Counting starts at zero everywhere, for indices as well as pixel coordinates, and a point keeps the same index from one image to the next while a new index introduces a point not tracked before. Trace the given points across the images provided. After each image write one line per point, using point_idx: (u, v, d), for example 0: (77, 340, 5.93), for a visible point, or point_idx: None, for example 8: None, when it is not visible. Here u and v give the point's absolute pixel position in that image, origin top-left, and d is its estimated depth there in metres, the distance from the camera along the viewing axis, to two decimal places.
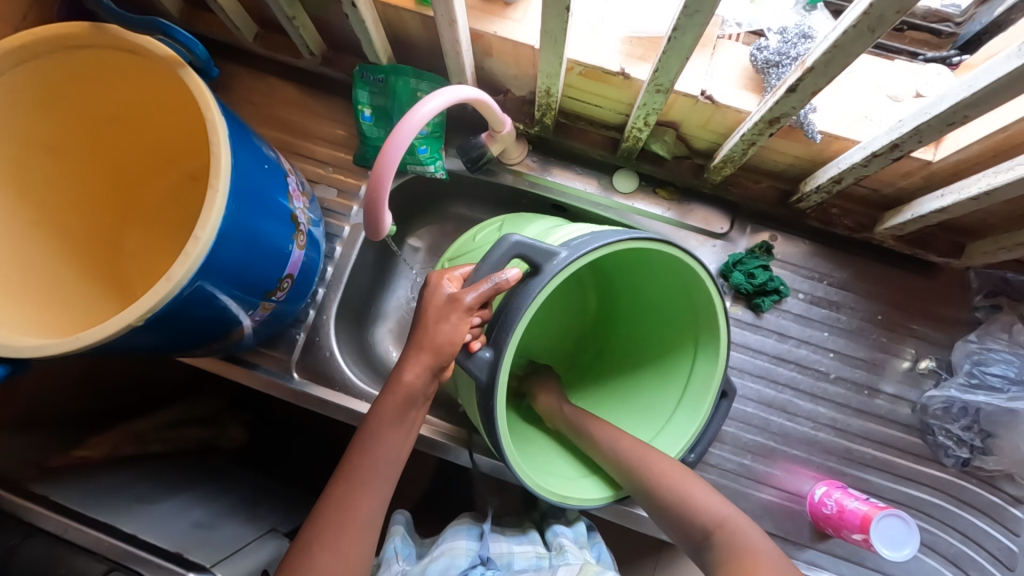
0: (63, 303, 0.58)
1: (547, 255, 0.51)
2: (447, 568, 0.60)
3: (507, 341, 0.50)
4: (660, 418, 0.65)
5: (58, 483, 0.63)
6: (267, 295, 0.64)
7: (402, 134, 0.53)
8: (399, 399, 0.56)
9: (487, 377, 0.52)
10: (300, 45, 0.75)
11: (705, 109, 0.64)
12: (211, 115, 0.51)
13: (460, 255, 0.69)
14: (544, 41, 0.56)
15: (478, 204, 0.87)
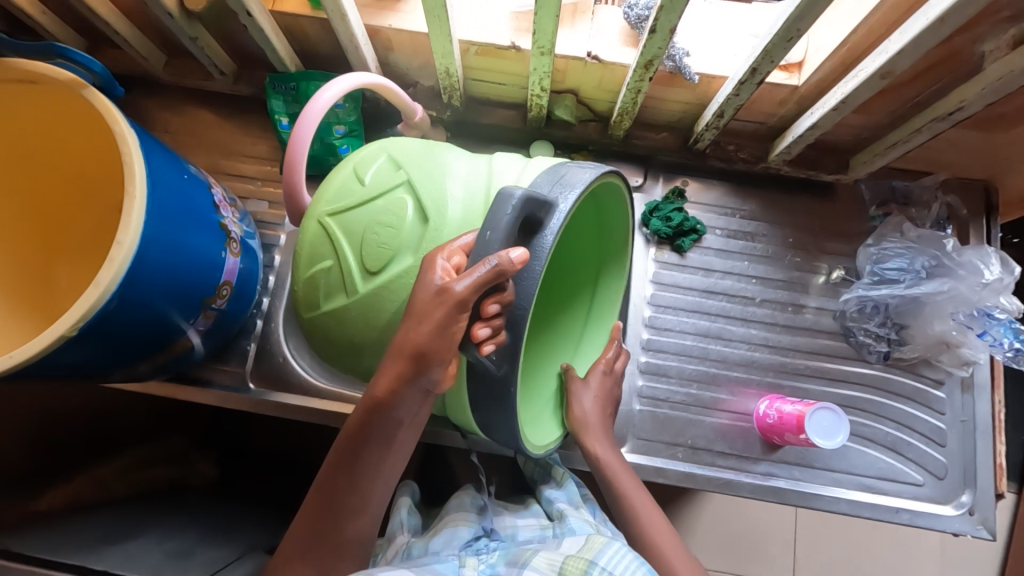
0: None
1: (547, 209, 0.47)
2: (450, 540, 0.61)
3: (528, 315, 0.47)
4: (570, 337, 0.74)
5: (17, 536, 0.63)
6: (205, 303, 0.66)
7: (308, 122, 0.56)
8: (375, 414, 0.54)
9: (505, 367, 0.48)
10: (209, 65, 0.77)
11: (595, 69, 0.70)
12: (119, 127, 0.53)
13: (347, 205, 0.56)
14: (430, 21, 0.59)
15: None
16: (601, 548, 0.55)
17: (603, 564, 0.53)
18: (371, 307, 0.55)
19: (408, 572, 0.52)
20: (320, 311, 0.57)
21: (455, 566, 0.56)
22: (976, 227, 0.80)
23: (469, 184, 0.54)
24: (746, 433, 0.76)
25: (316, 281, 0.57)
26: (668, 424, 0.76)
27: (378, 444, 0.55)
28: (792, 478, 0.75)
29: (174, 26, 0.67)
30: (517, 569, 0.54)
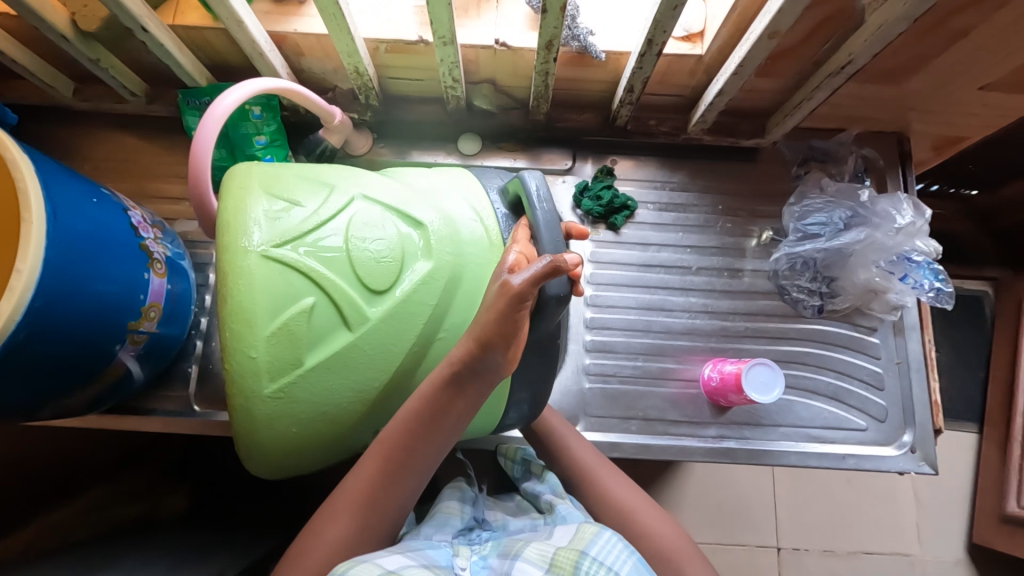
0: None
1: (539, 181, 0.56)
2: (442, 526, 0.59)
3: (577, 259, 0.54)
4: None
5: None
6: (131, 327, 0.65)
7: (208, 128, 0.56)
8: (446, 385, 0.50)
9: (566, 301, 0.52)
10: (118, 88, 0.75)
11: (505, 56, 0.70)
12: (10, 154, 0.52)
13: (300, 227, 0.50)
14: (328, 21, 0.59)
15: None
16: (592, 539, 0.54)
17: (594, 554, 0.52)
18: (386, 328, 0.51)
19: (405, 557, 0.51)
20: (307, 367, 0.49)
21: (449, 554, 0.54)
22: (893, 177, 0.83)
23: (405, 193, 0.56)
24: (695, 397, 0.77)
25: (291, 331, 0.48)
26: (619, 398, 0.77)
27: (435, 429, 0.52)
28: (742, 437, 0.76)
29: (71, 49, 0.65)
30: (508, 561, 0.52)
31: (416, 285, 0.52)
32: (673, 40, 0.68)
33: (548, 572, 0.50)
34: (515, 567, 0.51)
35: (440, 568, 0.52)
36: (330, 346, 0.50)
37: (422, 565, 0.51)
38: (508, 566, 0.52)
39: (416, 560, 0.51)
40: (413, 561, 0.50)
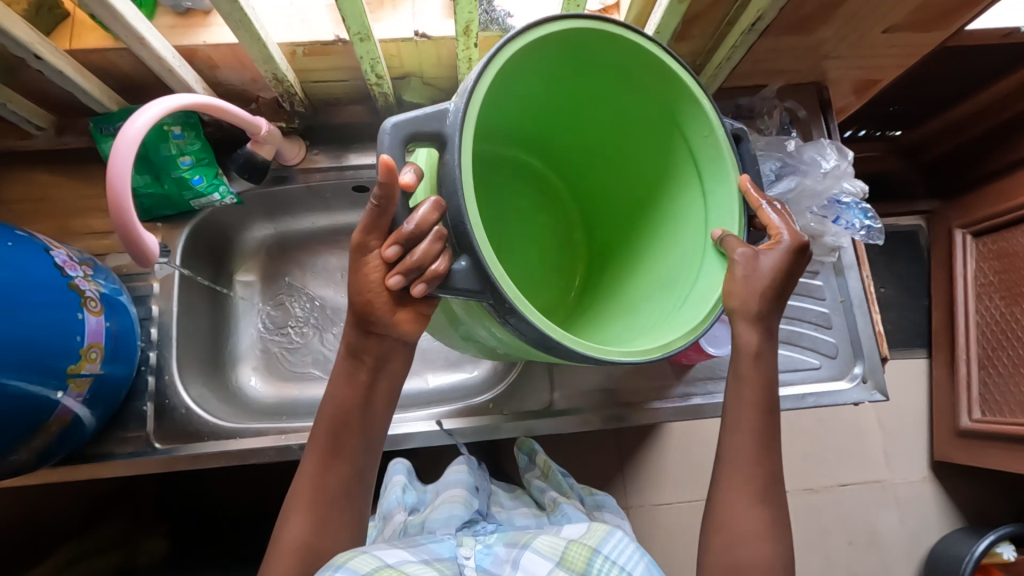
0: None
1: (439, 119, 0.44)
2: (449, 517, 0.64)
3: (473, 239, 0.44)
4: (693, 255, 0.61)
5: None
6: (71, 371, 0.62)
7: (121, 154, 0.54)
8: (344, 372, 0.57)
9: (480, 279, 0.45)
10: (21, 121, 0.71)
11: (427, 47, 0.70)
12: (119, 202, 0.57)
13: None
14: (238, 30, 0.57)
15: (303, 210, 0.92)
16: (604, 536, 0.57)
17: (607, 552, 0.55)
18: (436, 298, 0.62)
19: (404, 553, 0.55)
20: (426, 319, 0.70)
21: (452, 546, 0.58)
22: (817, 126, 0.87)
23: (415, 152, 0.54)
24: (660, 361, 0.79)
25: None
26: (586, 372, 0.78)
27: (356, 410, 0.57)
28: (708, 393, 0.78)
29: None
30: (516, 551, 0.56)
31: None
32: (591, 14, 0.69)
33: (558, 565, 0.54)
34: (526, 558, 0.55)
35: (442, 561, 0.56)
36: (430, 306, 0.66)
37: (422, 560, 0.55)
38: (516, 555, 0.56)
39: (417, 556, 0.55)
40: (412, 557, 0.55)
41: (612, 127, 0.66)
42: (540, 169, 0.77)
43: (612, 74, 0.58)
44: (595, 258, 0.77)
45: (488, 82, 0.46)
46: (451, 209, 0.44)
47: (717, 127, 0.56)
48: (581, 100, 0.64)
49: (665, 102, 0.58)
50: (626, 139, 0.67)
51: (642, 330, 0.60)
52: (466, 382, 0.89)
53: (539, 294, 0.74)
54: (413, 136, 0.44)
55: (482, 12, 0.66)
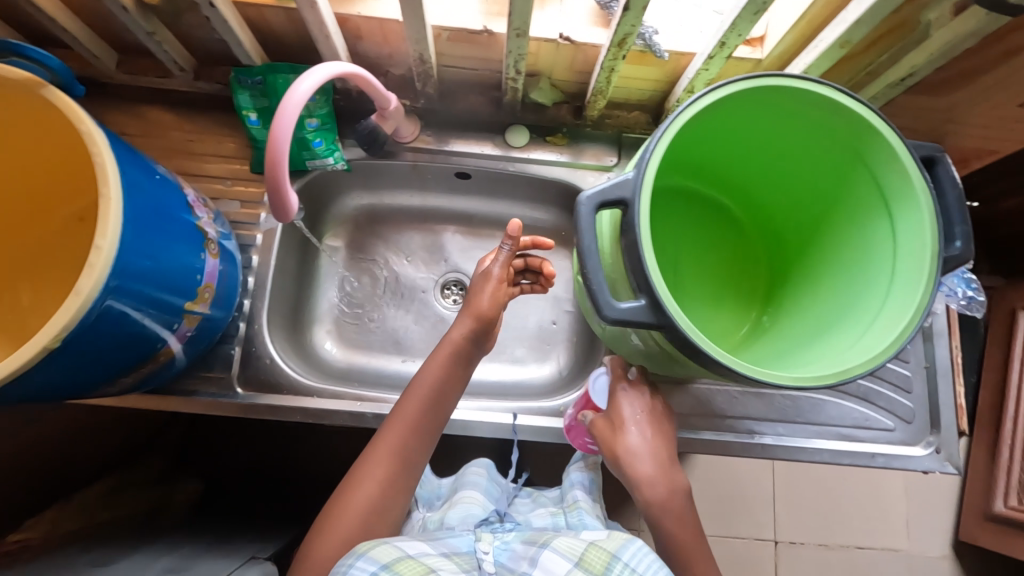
0: None
1: (621, 187, 0.51)
2: (466, 516, 0.67)
3: (653, 278, 0.50)
4: (875, 295, 0.59)
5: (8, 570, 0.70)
6: (189, 306, 0.65)
7: (286, 114, 0.55)
8: (447, 354, 0.69)
9: (658, 316, 0.50)
10: (167, 62, 0.74)
11: (567, 51, 0.71)
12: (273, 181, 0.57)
13: None
14: (407, 8, 0.59)
15: (399, 189, 0.94)
16: (625, 542, 0.55)
17: (626, 559, 0.54)
18: None
19: (425, 546, 0.57)
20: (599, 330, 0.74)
21: (471, 540, 0.60)
22: None
23: None
24: (731, 395, 0.80)
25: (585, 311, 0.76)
26: (658, 392, 0.80)
27: (443, 392, 0.67)
28: (777, 434, 0.78)
29: (130, 21, 0.64)
30: (534, 549, 0.56)
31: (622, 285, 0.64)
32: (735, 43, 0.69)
33: (577, 565, 0.53)
34: (545, 555, 0.54)
35: (460, 554, 0.58)
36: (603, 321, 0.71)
37: (442, 553, 0.57)
38: (534, 552, 0.56)
39: (437, 549, 0.57)
40: (433, 550, 0.57)
41: (795, 163, 0.67)
42: (720, 202, 0.78)
43: (794, 115, 0.59)
44: (775, 289, 0.76)
45: (664, 143, 0.52)
46: (633, 257, 0.51)
47: (907, 161, 0.54)
48: (750, 146, 0.67)
49: (855, 140, 0.58)
50: (812, 174, 0.66)
51: (805, 359, 0.60)
52: (530, 380, 0.91)
53: (712, 315, 0.75)
54: (601, 205, 0.51)
55: None
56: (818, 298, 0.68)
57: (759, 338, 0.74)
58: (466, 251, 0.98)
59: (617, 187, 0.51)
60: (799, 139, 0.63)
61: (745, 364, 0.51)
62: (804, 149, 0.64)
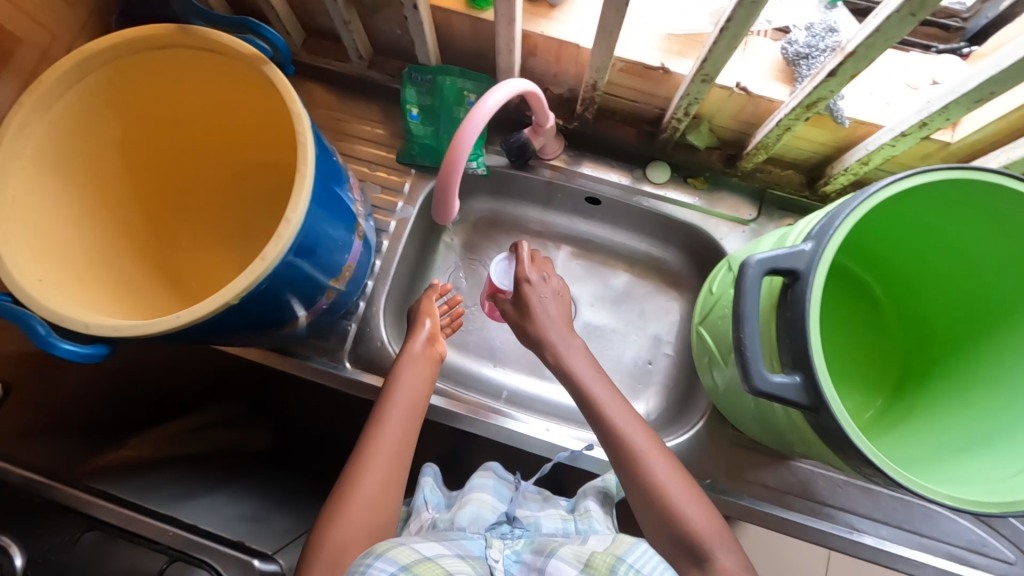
0: (116, 287, 0.65)
1: (796, 257, 0.48)
2: (476, 517, 0.65)
3: (813, 359, 0.47)
4: None
5: (109, 481, 0.77)
6: (332, 281, 0.69)
7: (471, 125, 0.55)
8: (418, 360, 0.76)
9: (811, 399, 0.48)
10: (350, 49, 0.78)
11: (738, 100, 0.70)
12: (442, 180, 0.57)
13: (709, 311, 0.72)
14: (600, 37, 0.59)
15: (524, 200, 0.95)
16: (630, 546, 0.54)
17: (631, 561, 0.52)
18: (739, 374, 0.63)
19: (441, 547, 0.56)
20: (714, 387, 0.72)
21: (483, 546, 0.59)
22: None
23: None
24: (836, 483, 0.75)
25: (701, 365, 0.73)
26: (754, 460, 0.77)
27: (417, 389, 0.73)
28: (879, 536, 0.73)
29: (334, 9, 0.69)
30: (543, 559, 0.56)
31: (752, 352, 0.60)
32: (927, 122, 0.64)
33: (582, 570, 0.53)
34: (550, 563, 0.54)
35: (473, 559, 0.57)
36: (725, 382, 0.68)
37: (457, 555, 0.56)
38: (542, 562, 0.55)
39: (452, 551, 0.56)
40: (448, 552, 0.56)
41: (969, 259, 0.62)
42: (860, 277, 0.75)
43: (988, 215, 0.56)
44: (910, 380, 0.72)
45: (852, 220, 0.49)
46: (793, 333, 0.48)
47: None
48: (925, 233, 0.63)
49: None
50: (991, 275, 0.62)
51: (952, 473, 0.56)
52: None
53: None
54: (771, 271, 0.48)
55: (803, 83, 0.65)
56: (968, 407, 0.63)
57: (885, 432, 0.70)
58: (574, 273, 0.97)
59: (792, 257, 0.48)
60: (984, 238, 0.58)
61: (902, 470, 0.48)
62: (990, 249, 0.59)
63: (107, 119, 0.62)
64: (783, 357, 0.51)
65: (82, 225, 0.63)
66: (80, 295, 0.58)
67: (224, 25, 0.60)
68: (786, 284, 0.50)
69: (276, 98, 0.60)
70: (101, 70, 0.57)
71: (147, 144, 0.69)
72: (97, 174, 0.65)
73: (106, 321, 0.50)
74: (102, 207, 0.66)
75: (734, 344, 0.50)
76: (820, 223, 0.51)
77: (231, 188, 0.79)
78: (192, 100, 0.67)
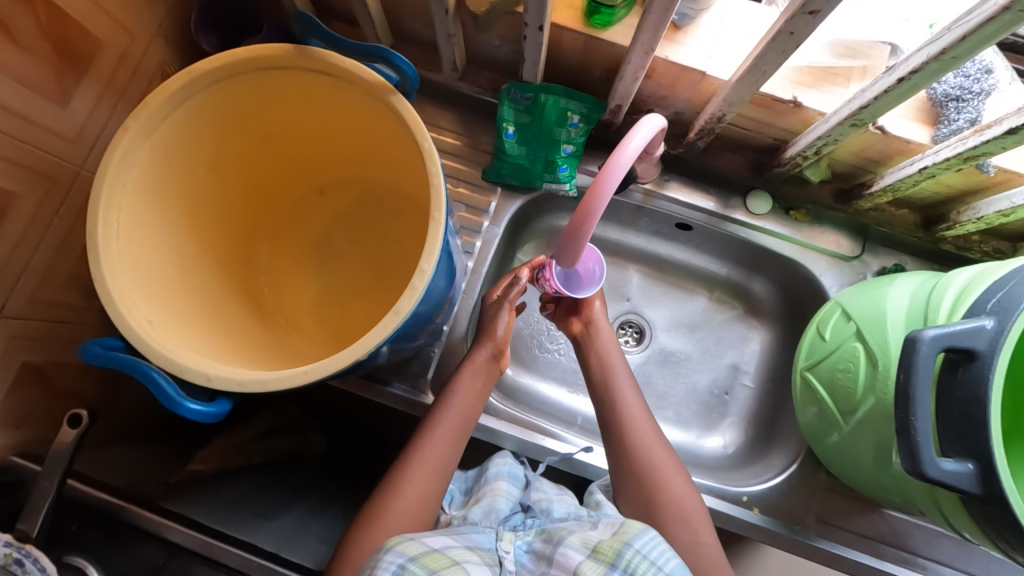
0: (209, 313, 0.62)
1: (975, 335, 0.45)
2: (489, 510, 0.61)
3: (994, 446, 0.45)
4: None
5: (184, 499, 0.66)
6: (433, 315, 0.66)
7: (615, 171, 0.51)
8: (474, 373, 0.69)
9: (985, 487, 0.46)
10: (447, 61, 0.73)
11: (870, 137, 0.65)
12: (579, 227, 0.54)
13: (818, 358, 0.68)
14: (748, 73, 0.55)
15: (606, 222, 0.91)
16: (636, 530, 0.52)
17: (639, 547, 0.50)
18: (863, 435, 0.61)
19: (448, 539, 0.53)
20: (820, 438, 0.69)
21: (493, 538, 0.56)
22: None
23: (910, 313, 0.57)
24: (931, 534, 0.74)
25: (806, 411, 0.70)
26: (848, 505, 0.75)
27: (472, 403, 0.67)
28: None
29: (443, 22, 0.64)
30: (551, 547, 0.54)
31: (885, 419, 0.57)
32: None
33: (589, 557, 0.51)
34: (557, 551, 0.52)
35: (483, 551, 0.54)
36: (836, 437, 0.66)
37: (465, 546, 0.53)
38: (551, 551, 0.53)
39: (459, 542, 0.53)
40: (456, 543, 0.53)
41: None
42: None
43: None
44: None
45: None
46: (968, 416, 0.46)
47: None
48: None
49: None
50: None
51: None
52: (699, 451, 0.85)
53: None
54: (949, 349, 0.45)
55: (957, 125, 0.60)
56: None
57: None
58: (652, 296, 0.92)
59: (974, 335, 0.45)
60: None
61: None
62: None
63: (208, 137, 0.58)
64: (946, 435, 0.48)
65: (173, 247, 0.59)
66: (183, 332, 0.55)
67: (344, 49, 0.56)
68: (954, 360, 0.48)
69: (394, 126, 0.56)
70: (210, 90, 0.53)
71: (239, 161, 0.65)
72: (192, 191, 0.61)
73: (230, 372, 0.48)
74: (191, 226, 0.62)
75: (897, 423, 0.47)
76: (995, 296, 0.48)
77: (316, 204, 0.76)
78: (290, 117, 0.62)
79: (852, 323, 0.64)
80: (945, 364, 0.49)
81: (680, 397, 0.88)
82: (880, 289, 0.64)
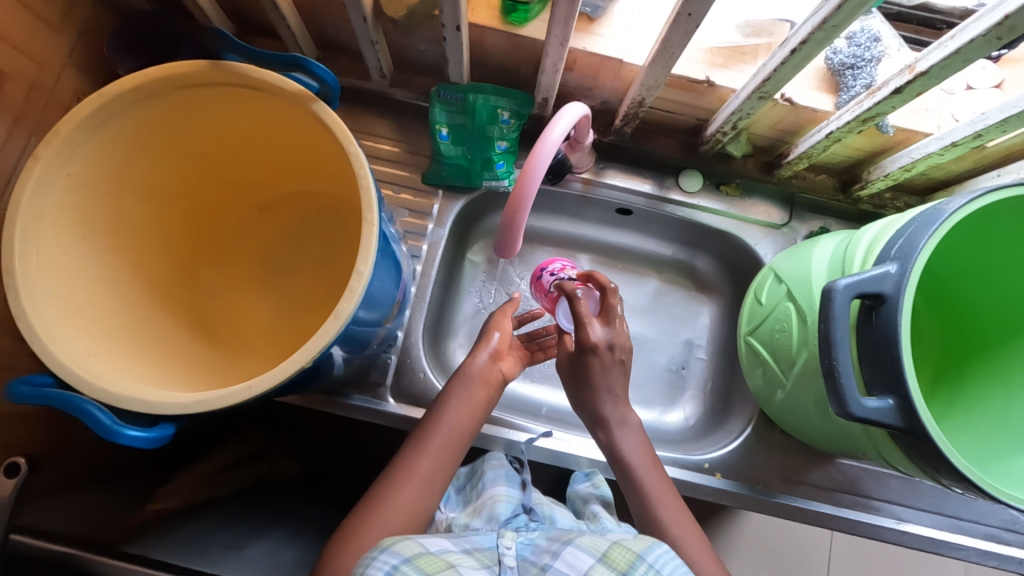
0: (149, 342, 0.60)
1: (882, 280, 0.49)
2: (494, 513, 0.61)
3: (909, 381, 0.48)
4: None
5: (147, 539, 0.63)
6: (384, 320, 0.65)
7: (539, 158, 0.53)
8: (467, 380, 0.68)
9: (906, 420, 0.49)
10: (374, 68, 0.74)
11: (781, 110, 0.69)
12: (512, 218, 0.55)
13: (758, 323, 0.72)
14: (658, 57, 0.57)
15: (551, 214, 0.93)
16: (649, 544, 0.53)
17: (651, 561, 0.51)
18: (803, 388, 0.64)
19: (447, 542, 0.52)
20: (769, 398, 0.73)
21: (494, 536, 0.55)
22: None
23: (831, 268, 0.60)
24: (880, 476, 0.78)
25: (754, 375, 0.74)
26: (803, 460, 0.79)
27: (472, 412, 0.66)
28: (925, 522, 0.77)
29: (364, 30, 0.64)
30: (557, 544, 0.53)
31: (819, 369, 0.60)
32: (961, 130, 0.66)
33: (600, 562, 0.51)
34: (567, 550, 0.52)
35: (482, 551, 0.53)
36: (781, 393, 0.69)
37: (464, 549, 0.52)
38: (558, 547, 0.52)
39: (458, 546, 0.52)
40: (454, 547, 0.52)
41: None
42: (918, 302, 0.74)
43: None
44: None
45: (932, 245, 0.50)
46: (886, 356, 0.49)
47: None
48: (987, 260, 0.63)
49: None
50: None
51: None
52: (662, 427, 0.88)
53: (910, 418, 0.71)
54: (859, 296, 0.49)
55: (855, 90, 0.65)
56: None
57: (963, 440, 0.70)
58: None
59: (880, 281, 0.48)
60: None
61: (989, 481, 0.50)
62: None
63: (131, 162, 0.57)
64: (872, 377, 0.51)
65: (104, 278, 0.57)
66: (119, 363, 0.53)
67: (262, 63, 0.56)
68: (869, 306, 0.51)
69: (322, 135, 0.56)
70: (125, 114, 0.52)
71: (170, 185, 0.64)
72: (121, 219, 0.59)
73: (169, 397, 0.47)
74: (123, 254, 0.61)
75: (823, 369, 0.50)
76: (899, 243, 0.52)
77: (258, 222, 0.75)
78: (217, 134, 0.62)
79: (784, 285, 0.67)
80: (862, 310, 0.52)
81: (639, 377, 0.90)
82: (807, 250, 0.67)
